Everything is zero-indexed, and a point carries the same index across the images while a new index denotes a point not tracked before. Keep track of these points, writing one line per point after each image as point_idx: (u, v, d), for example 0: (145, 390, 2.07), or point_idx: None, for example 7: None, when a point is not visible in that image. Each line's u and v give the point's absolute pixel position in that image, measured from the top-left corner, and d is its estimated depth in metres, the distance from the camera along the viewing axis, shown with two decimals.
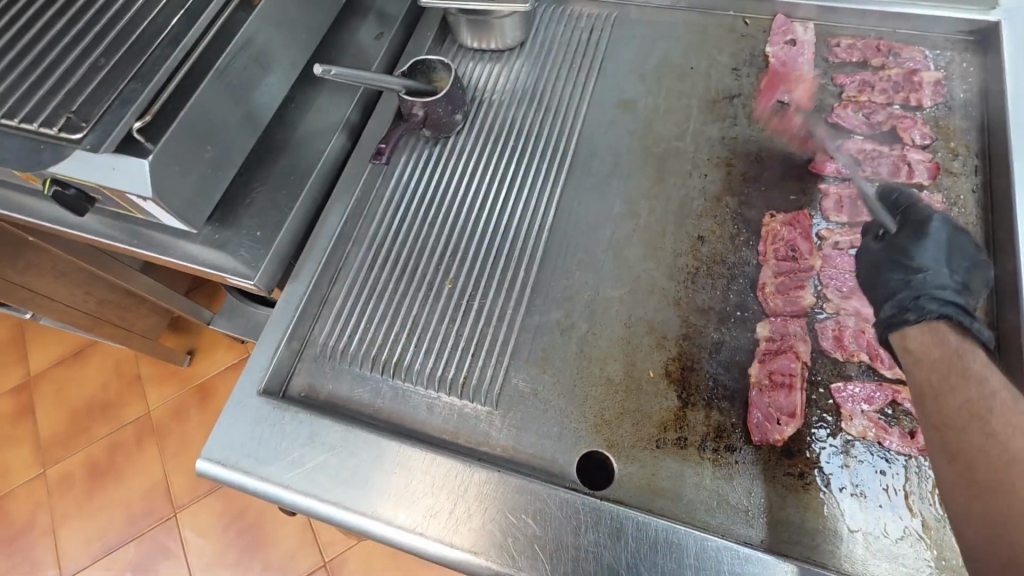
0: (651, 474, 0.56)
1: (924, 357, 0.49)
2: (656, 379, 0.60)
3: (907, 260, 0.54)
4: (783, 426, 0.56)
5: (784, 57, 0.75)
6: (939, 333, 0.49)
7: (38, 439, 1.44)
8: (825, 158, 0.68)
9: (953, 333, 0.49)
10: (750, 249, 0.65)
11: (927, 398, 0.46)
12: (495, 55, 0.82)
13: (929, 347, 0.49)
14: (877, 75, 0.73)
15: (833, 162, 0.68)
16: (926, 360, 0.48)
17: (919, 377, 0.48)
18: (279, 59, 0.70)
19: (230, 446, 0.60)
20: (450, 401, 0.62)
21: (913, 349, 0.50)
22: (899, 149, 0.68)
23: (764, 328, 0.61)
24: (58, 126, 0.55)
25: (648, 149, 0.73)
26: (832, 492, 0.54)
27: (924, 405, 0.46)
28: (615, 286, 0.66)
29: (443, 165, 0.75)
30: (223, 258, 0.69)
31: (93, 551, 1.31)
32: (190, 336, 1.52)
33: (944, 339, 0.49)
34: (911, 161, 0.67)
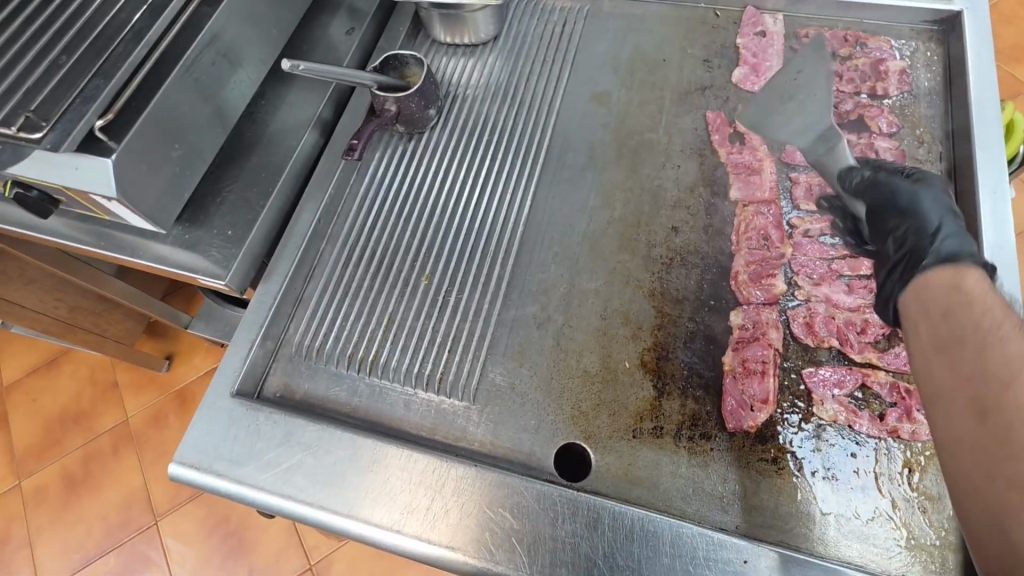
0: (628, 464, 0.56)
1: (949, 306, 0.45)
2: (631, 370, 0.60)
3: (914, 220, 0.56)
4: (757, 412, 0.57)
5: (753, 48, 0.76)
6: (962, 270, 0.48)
7: (11, 450, 1.41)
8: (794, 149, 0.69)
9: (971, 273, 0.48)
10: (723, 239, 0.66)
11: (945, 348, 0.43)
12: (468, 49, 0.82)
13: (950, 295, 0.47)
14: (844, 65, 0.74)
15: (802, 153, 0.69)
16: (945, 308, 0.46)
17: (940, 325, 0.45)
18: (248, 55, 0.69)
19: (204, 449, 0.59)
20: (427, 397, 0.62)
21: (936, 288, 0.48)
22: (866, 136, 0.70)
23: (737, 316, 0.61)
24: (17, 125, 0.53)
25: (622, 142, 0.73)
26: (805, 477, 0.54)
27: (942, 354, 0.44)
28: (591, 278, 0.66)
29: (417, 160, 0.75)
30: (193, 258, 0.68)
31: (71, 562, 1.29)
32: (167, 341, 1.50)
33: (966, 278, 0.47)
34: (878, 148, 0.69)
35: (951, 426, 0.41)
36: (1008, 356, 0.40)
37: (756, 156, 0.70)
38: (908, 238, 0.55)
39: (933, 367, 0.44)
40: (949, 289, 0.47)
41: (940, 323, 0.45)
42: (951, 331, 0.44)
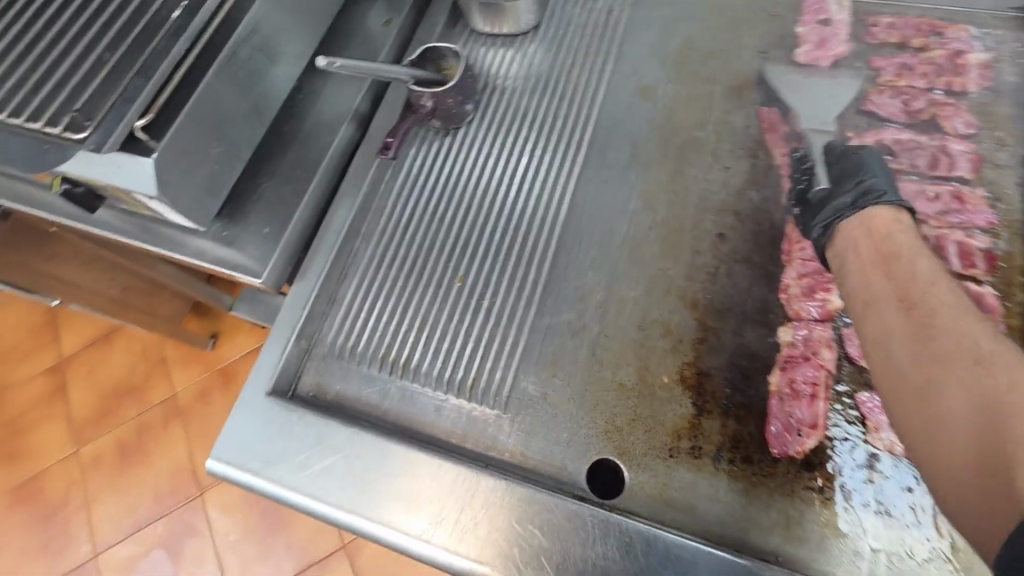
0: (663, 485, 0.54)
1: (880, 236, 0.57)
2: (670, 385, 0.58)
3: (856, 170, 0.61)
4: (804, 437, 0.54)
5: (815, 37, 0.71)
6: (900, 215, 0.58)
7: (70, 420, 1.49)
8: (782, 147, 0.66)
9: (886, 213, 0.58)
10: (774, 247, 0.62)
11: (891, 262, 0.55)
12: (507, 39, 0.78)
13: (882, 228, 0.58)
14: (917, 57, 0.67)
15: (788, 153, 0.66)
16: (880, 238, 0.57)
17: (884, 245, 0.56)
18: (286, 48, 0.68)
19: (239, 447, 0.60)
20: (459, 403, 0.61)
21: (881, 228, 0.58)
22: (939, 138, 0.64)
23: (787, 333, 0.58)
24: (63, 125, 0.53)
25: (668, 139, 0.70)
26: (855, 510, 0.51)
27: (891, 265, 0.55)
28: (630, 286, 0.63)
29: (453, 157, 0.72)
30: (233, 254, 0.68)
31: (124, 526, 1.37)
32: (211, 321, 1.54)
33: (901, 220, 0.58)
34: (952, 152, 0.63)
35: (882, 323, 0.52)
36: (924, 273, 0.53)
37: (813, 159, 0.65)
38: (851, 180, 0.61)
39: (872, 280, 0.55)
40: (881, 222, 0.58)
41: (878, 249, 0.56)
42: (884, 253, 0.56)
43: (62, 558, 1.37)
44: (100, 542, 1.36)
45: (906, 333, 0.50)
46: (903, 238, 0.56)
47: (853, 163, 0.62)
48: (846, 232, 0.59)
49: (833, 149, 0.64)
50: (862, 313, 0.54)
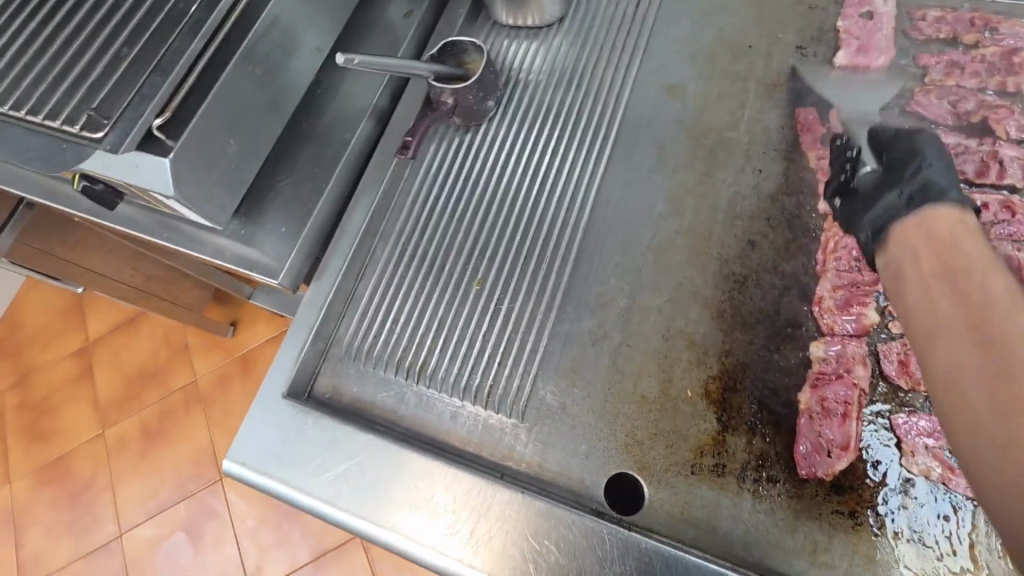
0: (685, 502, 0.53)
1: (943, 244, 0.48)
2: (694, 399, 0.56)
3: (912, 159, 0.55)
4: (834, 459, 0.51)
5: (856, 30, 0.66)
6: (964, 214, 0.49)
7: (95, 403, 1.52)
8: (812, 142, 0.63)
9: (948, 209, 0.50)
10: (807, 257, 0.59)
11: (958, 279, 0.45)
12: (531, 32, 0.75)
13: (944, 232, 0.49)
14: (968, 55, 0.63)
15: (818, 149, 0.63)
16: (941, 246, 0.48)
17: (947, 258, 0.47)
18: (304, 43, 0.67)
19: (255, 449, 0.60)
20: (475, 410, 0.60)
21: (942, 231, 0.49)
22: (989, 143, 0.60)
23: (818, 348, 0.55)
24: (81, 124, 0.53)
25: (697, 140, 0.67)
26: (886, 537, 0.49)
27: (957, 285, 0.45)
28: (654, 294, 0.61)
29: (473, 155, 0.70)
30: (251, 253, 0.68)
31: (147, 508, 1.40)
32: (231, 308, 1.55)
33: (967, 220, 0.49)
34: (1003, 158, 0.59)
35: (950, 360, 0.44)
36: (999, 294, 0.43)
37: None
38: (905, 172, 0.55)
39: (935, 301, 0.46)
40: (942, 225, 0.49)
41: (939, 262, 0.47)
42: (949, 266, 0.46)
43: (88, 537, 1.41)
44: (124, 522, 1.40)
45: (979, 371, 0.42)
46: (972, 248, 0.46)
47: (905, 150, 0.56)
48: (900, 232, 0.52)
49: (881, 135, 0.60)
50: (927, 342, 0.46)
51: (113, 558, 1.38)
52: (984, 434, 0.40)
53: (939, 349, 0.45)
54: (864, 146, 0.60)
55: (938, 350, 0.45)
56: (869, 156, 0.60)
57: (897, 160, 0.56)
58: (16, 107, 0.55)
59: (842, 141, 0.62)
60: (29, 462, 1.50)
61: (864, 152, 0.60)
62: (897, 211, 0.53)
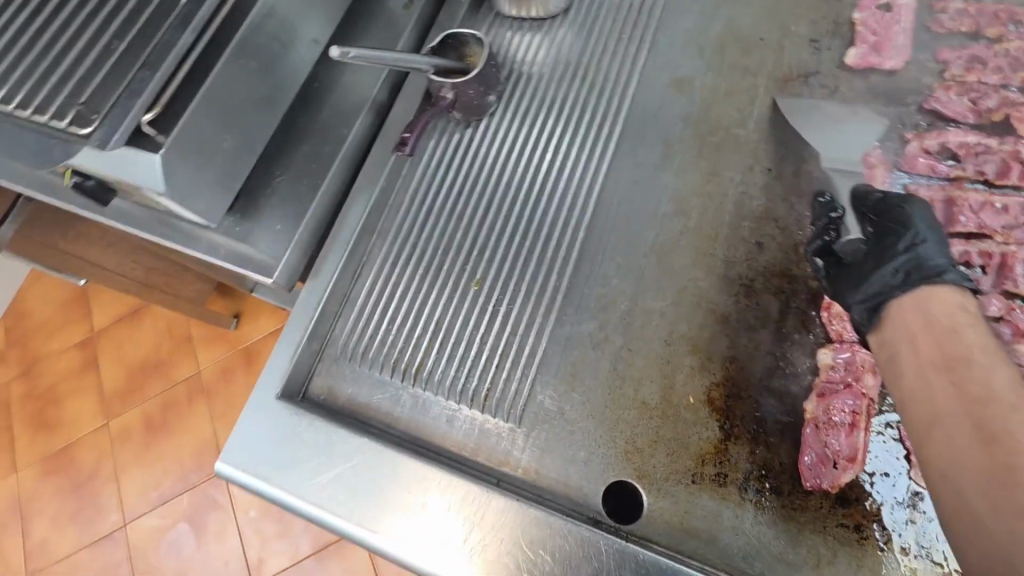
0: (685, 512, 0.51)
1: (944, 330, 0.46)
2: (696, 407, 0.54)
3: (902, 228, 0.52)
4: (840, 471, 0.50)
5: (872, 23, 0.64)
6: (963, 298, 0.48)
7: (99, 393, 1.53)
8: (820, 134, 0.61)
9: (949, 293, 0.48)
10: (817, 260, 0.57)
11: (959, 369, 0.44)
12: (535, 23, 0.73)
13: (942, 316, 0.47)
14: (991, 49, 0.61)
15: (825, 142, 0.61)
16: (940, 331, 0.46)
17: (946, 344, 0.45)
18: (301, 35, 0.65)
19: (248, 451, 0.59)
20: (472, 414, 0.58)
21: (938, 314, 0.47)
22: (1011, 142, 0.58)
23: (827, 355, 0.54)
24: (69, 119, 0.51)
25: (704, 137, 0.64)
26: (893, 552, 0.47)
27: (955, 374, 0.43)
28: (657, 297, 0.59)
29: (473, 151, 0.69)
30: (246, 250, 0.67)
31: (150, 499, 1.40)
32: (233, 301, 1.55)
33: (964, 304, 0.47)
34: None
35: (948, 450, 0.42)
36: (1002, 391, 0.42)
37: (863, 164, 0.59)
38: (895, 243, 0.52)
39: (938, 394, 0.44)
40: (941, 309, 0.47)
41: (940, 345, 0.45)
42: (949, 356, 0.44)
43: (92, 526, 1.41)
44: (128, 513, 1.41)
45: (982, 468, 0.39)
46: (972, 335, 0.45)
47: (896, 216, 0.53)
48: (897, 315, 0.49)
49: (867, 198, 0.56)
50: (926, 429, 0.44)
51: (117, 547, 1.39)
52: (988, 530, 0.38)
53: (934, 438, 0.43)
54: (847, 205, 0.58)
55: (933, 440, 0.43)
56: (853, 224, 0.57)
57: (884, 228, 0.53)
58: (3, 101, 0.53)
59: (828, 203, 0.58)
60: (34, 451, 1.51)
61: (847, 217, 0.57)
62: (893, 291, 0.50)
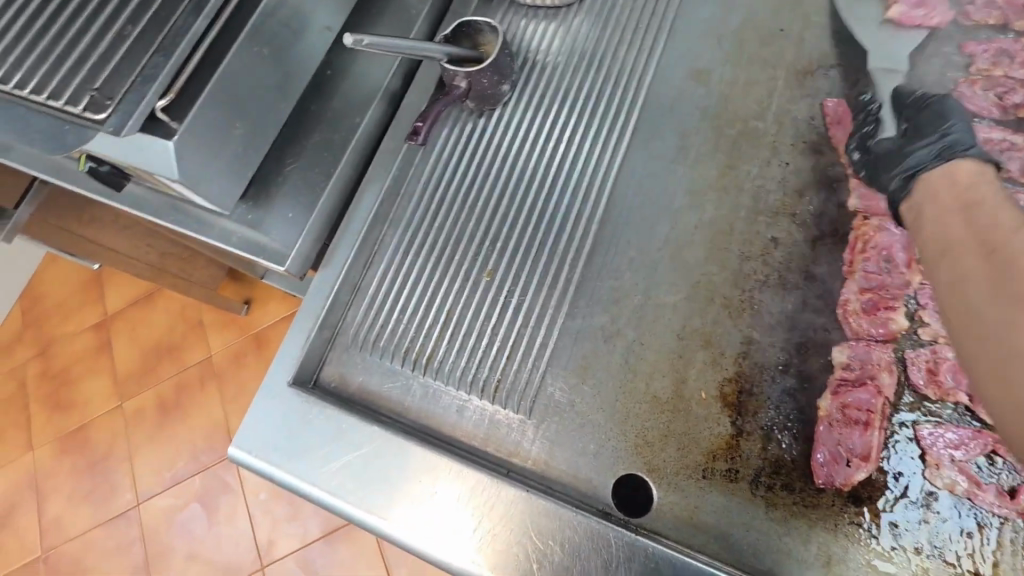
0: (694, 507, 0.51)
1: (963, 186, 0.52)
2: (708, 402, 0.54)
3: (941, 119, 0.56)
4: (853, 468, 0.49)
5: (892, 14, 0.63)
6: (984, 168, 0.53)
7: (113, 376, 1.55)
8: (837, 126, 0.60)
9: (967, 163, 0.54)
10: (834, 256, 0.56)
11: (969, 208, 0.51)
12: (550, 11, 0.72)
13: (966, 179, 0.53)
14: (1019, 42, 0.59)
15: (841, 132, 0.60)
16: (962, 188, 0.53)
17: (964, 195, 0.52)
18: (314, 22, 0.64)
19: (260, 438, 0.59)
20: (482, 405, 0.59)
21: (962, 178, 0.53)
22: None
23: (842, 353, 0.53)
24: (83, 105, 0.52)
25: (721, 129, 0.64)
26: (905, 552, 0.47)
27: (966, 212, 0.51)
28: (670, 291, 0.59)
29: (486, 141, 0.68)
30: (259, 239, 0.67)
31: (163, 480, 1.43)
32: (244, 287, 1.56)
33: (985, 172, 0.53)
34: None
35: (961, 270, 0.49)
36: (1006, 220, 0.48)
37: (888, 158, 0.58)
38: (932, 131, 0.56)
39: (948, 232, 0.51)
40: (964, 176, 0.53)
41: (955, 197, 0.52)
42: (965, 202, 0.51)
43: (106, 506, 1.44)
44: (141, 492, 1.43)
45: (981, 284, 0.47)
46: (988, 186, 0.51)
47: (932, 111, 0.58)
48: (927, 183, 0.55)
49: (906, 97, 0.60)
50: (937, 262, 0.51)
51: (130, 527, 1.41)
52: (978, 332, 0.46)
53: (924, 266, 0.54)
54: (887, 105, 0.61)
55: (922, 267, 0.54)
56: (888, 119, 0.61)
57: (921, 121, 0.58)
58: (19, 86, 0.54)
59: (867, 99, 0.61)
60: (50, 431, 1.54)
61: (884, 110, 0.61)
62: (926, 165, 0.55)
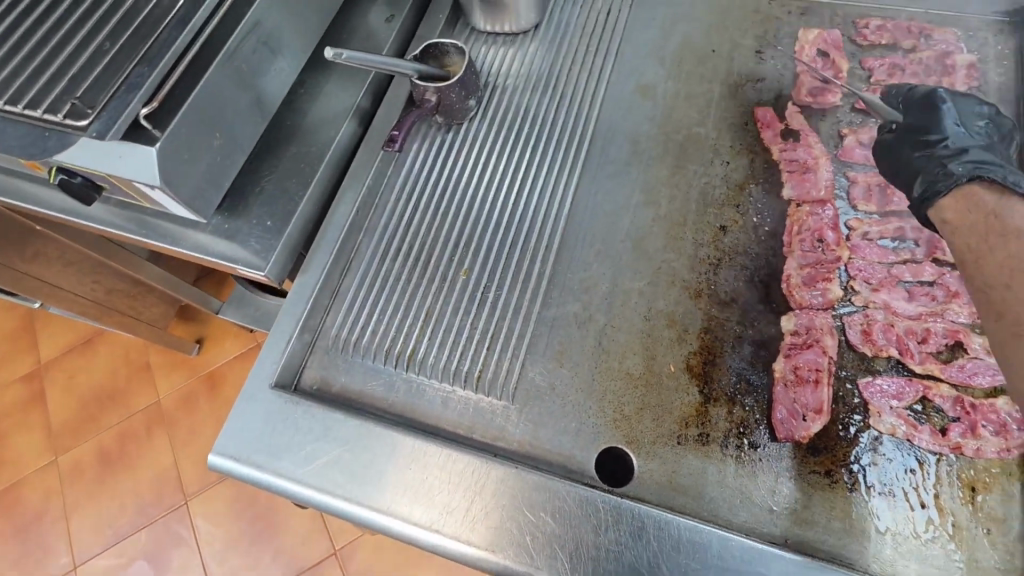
0: (673, 472, 0.55)
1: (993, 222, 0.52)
2: (676, 373, 0.59)
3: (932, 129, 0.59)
4: (809, 422, 0.55)
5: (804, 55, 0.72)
6: (974, 197, 0.54)
7: (47, 428, 1.44)
8: (766, 124, 0.69)
9: (985, 191, 0.54)
10: (775, 240, 0.63)
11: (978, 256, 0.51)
12: (508, 38, 0.79)
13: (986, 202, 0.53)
14: (907, 58, 0.70)
15: (772, 129, 0.69)
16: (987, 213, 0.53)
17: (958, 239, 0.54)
18: (289, 42, 0.68)
19: (242, 441, 0.59)
20: (465, 395, 0.61)
21: (949, 217, 0.55)
22: None
23: (790, 322, 0.59)
24: (63, 112, 0.53)
25: (669, 136, 0.71)
26: (860, 491, 0.52)
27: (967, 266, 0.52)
28: (635, 278, 0.64)
29: (456, 152, 0.73)
30: (234, 248, 0.67)
31: (106, 536, 1.32)
32: (199, 325, 1.51)
33: (979, 202, 0.54)
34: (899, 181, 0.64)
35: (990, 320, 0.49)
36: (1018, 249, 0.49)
37: (810, 153, 0.66)
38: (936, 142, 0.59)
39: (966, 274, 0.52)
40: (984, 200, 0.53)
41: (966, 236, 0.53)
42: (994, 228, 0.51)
43: (38, 572, 1.31)
44: (79, 553, 1.32)
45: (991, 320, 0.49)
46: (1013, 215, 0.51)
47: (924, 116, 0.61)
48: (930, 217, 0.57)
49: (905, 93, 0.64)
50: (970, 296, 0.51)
51: None
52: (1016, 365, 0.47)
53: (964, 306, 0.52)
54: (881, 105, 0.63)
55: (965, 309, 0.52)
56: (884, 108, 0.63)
57: (918, 121, 0.61)
58: None
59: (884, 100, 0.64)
60: None
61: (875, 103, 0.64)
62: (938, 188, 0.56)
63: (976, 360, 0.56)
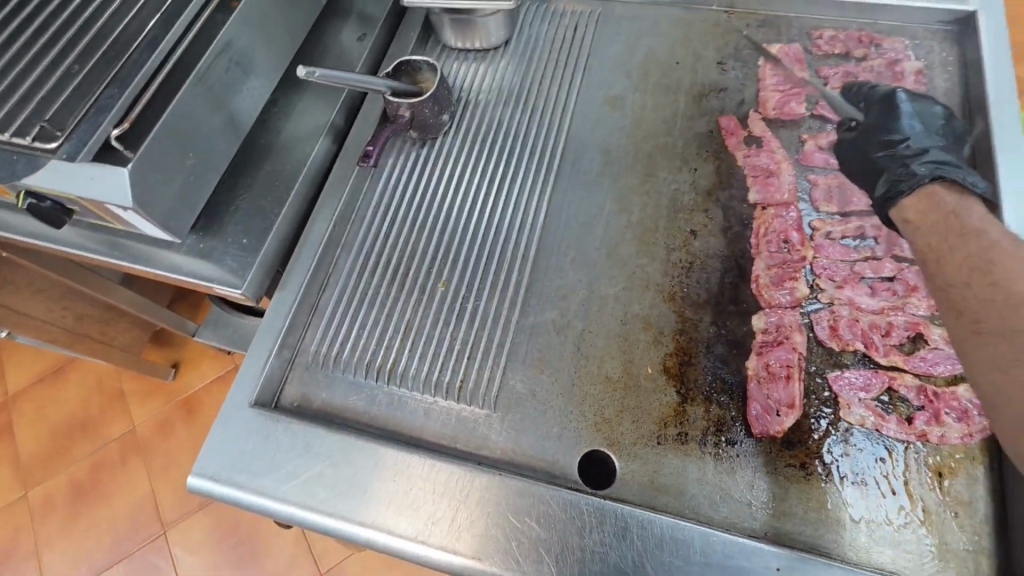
0: (654, 472, 0.56)
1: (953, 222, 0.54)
2: (654, 375, 0.60)
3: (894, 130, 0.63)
4: (783, 417, 0.57)
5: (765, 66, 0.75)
6: (935, 196, 0.58)
7: (16, 461, 1.39)
8: (731, 131, 0.72)
9: (944, 191, 0.58)
10: (743, 242, 0.65)
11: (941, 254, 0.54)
12: (479, 54, 0.81)
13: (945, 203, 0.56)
14: (859, 66, 0.73)
15: (736, 136, 0.71)
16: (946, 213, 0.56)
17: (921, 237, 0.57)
18: (261, 62, 0.68)
19: (222, 462, 0.58)
20: (448, 405, 0.61)
21: (911, 216, 0.58)
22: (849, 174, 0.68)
23: (760, 320, 0.61)
24: (32, 135, 0.53)
25: (638, 146, 0.73)
26: (834, 482, 0.54)
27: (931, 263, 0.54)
28: (610, 283, 0.65)
29: (431, 167, 0.74)
30: (209, 268, 0.67)
31: (80, 572, 1.28)
32: (174, 349, 1.49)
33: (941, 201, 0.57)
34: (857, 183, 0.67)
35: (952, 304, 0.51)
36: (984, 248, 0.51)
37: (773, 159, 0.69)
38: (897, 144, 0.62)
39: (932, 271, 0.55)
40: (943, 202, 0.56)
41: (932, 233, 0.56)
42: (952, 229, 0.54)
43: None
44: None
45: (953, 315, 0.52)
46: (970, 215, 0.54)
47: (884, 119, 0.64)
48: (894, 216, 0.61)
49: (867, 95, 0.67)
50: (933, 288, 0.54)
51: None
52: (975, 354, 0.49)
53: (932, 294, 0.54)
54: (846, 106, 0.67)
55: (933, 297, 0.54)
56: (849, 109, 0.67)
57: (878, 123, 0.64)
58: None
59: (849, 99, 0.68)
60: None
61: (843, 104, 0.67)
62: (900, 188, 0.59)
63: (937, 350, 0.59)
